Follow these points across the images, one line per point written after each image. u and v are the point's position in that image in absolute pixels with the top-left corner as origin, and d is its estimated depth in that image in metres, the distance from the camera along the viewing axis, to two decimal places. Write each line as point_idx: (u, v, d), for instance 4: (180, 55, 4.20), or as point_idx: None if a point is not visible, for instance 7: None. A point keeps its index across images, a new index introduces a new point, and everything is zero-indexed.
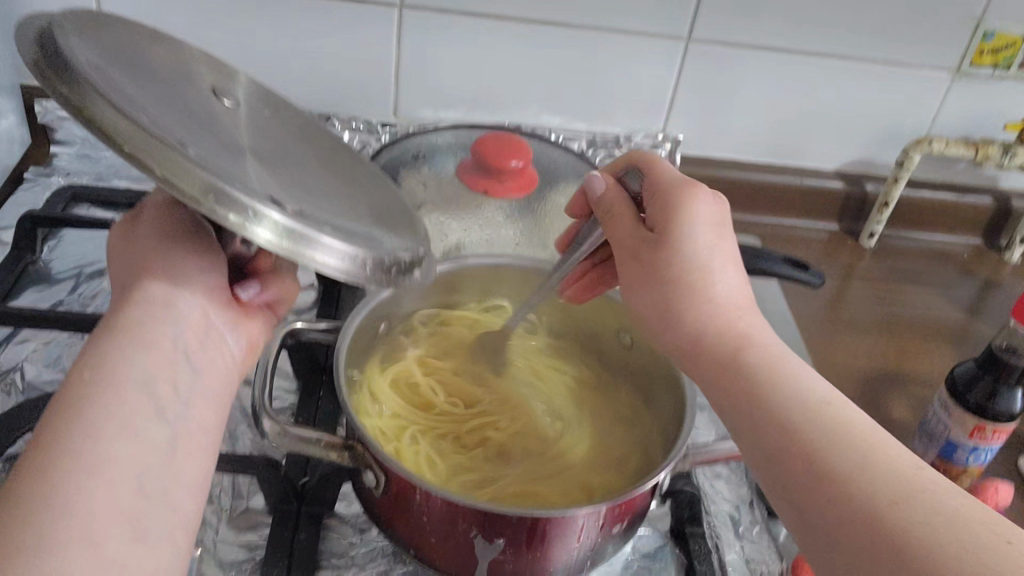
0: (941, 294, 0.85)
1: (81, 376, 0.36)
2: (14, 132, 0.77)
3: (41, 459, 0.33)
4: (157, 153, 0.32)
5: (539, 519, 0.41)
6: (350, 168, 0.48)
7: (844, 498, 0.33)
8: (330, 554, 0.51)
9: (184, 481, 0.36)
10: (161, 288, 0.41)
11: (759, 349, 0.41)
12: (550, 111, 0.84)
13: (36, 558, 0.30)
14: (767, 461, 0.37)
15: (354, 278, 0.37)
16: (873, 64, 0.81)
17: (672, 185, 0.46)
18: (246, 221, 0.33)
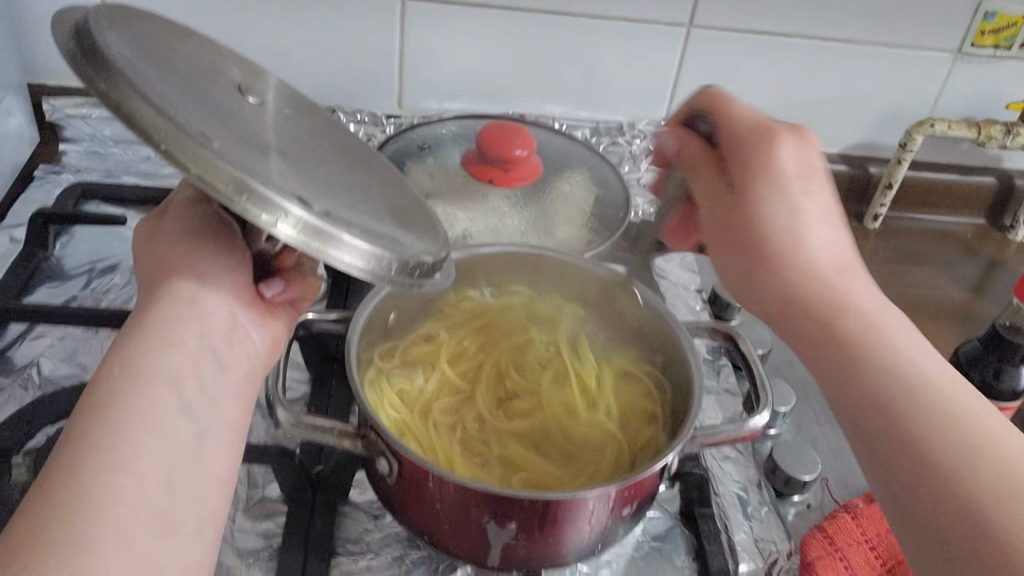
0: (945, 274, 0.85)
1: (111, 373, 0.37)
2: (23, 130, 0.77)
3: (72, 456, 0.33)
4: (189, 153, 0.34)
5: (550, 502, 0.42)
6: (371, 163, 0.49)
7: (919, 453, 0.38)
8: (345, 540, 0.52)
9: (211, 477, 0.37)
10: (190, 285, 0.41)
11: (845, 299, 0.44)
12: (553, 99, 0.84)
13: (69, 555, 0.31)
14: (863, 430, 0.40)
15: (376, 277, 0.38)
16: (874, 47, 0.81)
17: (756, 138, 0.49)
18: (274, 219, 0.34)
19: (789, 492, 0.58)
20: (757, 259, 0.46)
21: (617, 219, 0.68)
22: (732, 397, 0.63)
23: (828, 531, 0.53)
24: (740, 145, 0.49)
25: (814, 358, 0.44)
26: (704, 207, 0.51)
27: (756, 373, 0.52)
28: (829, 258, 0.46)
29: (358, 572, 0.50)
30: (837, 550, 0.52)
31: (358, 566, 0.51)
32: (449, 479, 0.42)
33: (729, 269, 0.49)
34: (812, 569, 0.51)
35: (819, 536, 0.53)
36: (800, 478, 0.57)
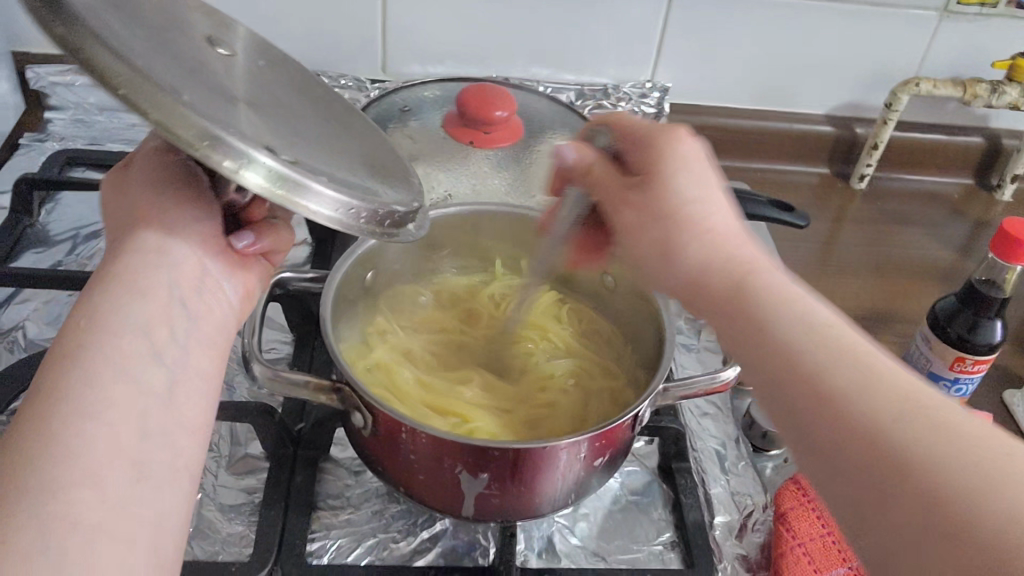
0: (931, 234, 0.85)
1: (78, 324, 0.36)
2: (7, 99, 0.78)
3: (41, 404, 0.33)
4: (150, 97, 0.33)
5: (521, 451, 0.43)
6: (346, 119, 0.49)
7: (888, 460, 0.31)
8: (326, 495, 0.53)
9: (186, 423, 0.37)
10: (155, 236, 0.40)
11: (762, 284, 0.38)
12: (538, 62, 0.84)
13: (45, 497, 0.30)
14: (824, 457, 0.33)
15: (344, 225, 0.38)
16: (859, 5, 0.81)
17: (649, 132, 0.43)
18: (241, 168, 0.34)
19: (767, 447, 0.59)
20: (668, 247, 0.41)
21: None
22: (712, 354, 0.64)
23: (802, 483, 0.54)
24: (641, 142, 0.44)
25: (750, 365, 0.37)
26: (615, 206, 0.44)
27: None
28: (729, 236, 0.40)
29: (339, 526, 0.51)
30: (811, 499, 0.53)
31: (339, 520, 0.52)
32: (423, 432, 0.43)
33: (633, 254, 0.44)
34: (786, 521, 0.52)
35: (793, 488, 0.54)
36: (777, 434, 0.59)
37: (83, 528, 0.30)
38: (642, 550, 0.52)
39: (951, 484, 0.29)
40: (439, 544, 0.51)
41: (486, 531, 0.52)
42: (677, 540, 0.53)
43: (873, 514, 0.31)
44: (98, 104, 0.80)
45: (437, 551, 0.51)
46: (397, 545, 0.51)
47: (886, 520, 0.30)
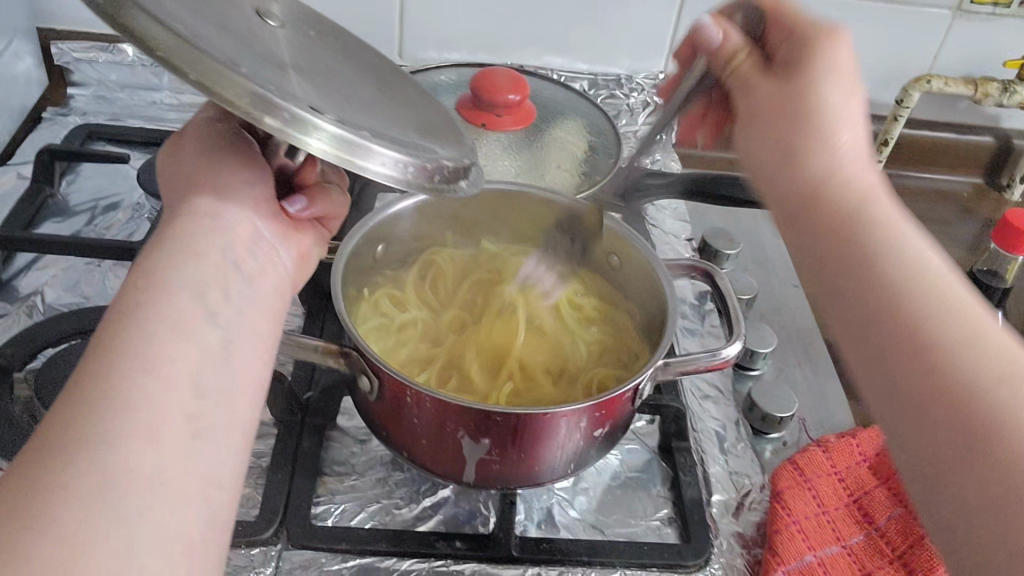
0: (940, 231, 0.86)
1: (133, 282, 0.33)
2: (32, 73, 0.79)
3: (97, 358, 0.30)
4: (208, 71, 0.33)
5: (523, 418, 0.44)
6: (395, 86, 0.50)
7: (929, 366, 0.34)
8: (332, 462, 0.55)
9: (242, 386, 0.34)
10: (208, 200, 0.39)
11: (854, 196, 0.40)
12: (552, 51, 0.85)
13: (99, 450, 0.28)
14: (891, 381, 0.36)
15: (407, 186, 0.39)
16: (876, 2, 0.81)
17: (806, 33, 0.45)
18: (304, 135, 0.35)
19: (765, 430, 0.60)
20: (790, 144, 0.43)
21: (608, 163, 0.69)
22: (715, 339, 0.65)
23: (798, 463, 0.54)
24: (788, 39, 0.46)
25: (825, 271, 0.40)
26: (745, 88, 0.47)
27: (731, 308, 0.53)
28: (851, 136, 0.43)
29: (343, 491, 0.53)
30: (806, 480, 0.54)
31: (344, 485, 0.53)
32: (426, 396, 0.44)
33: (748, 155, 0.46)
34: (782, 498, 0.52)
35: (790, 469, 0.54)
36: (777, 417, 0.59)
37: (142, 484, 0.28)
38: (640, 524, 0.53)
39: (978, 395, 0.33)
40: (441, 512, 0.52)
41: (487, 501, 0.54)
42: (674, 516, 0.54)
43: (906, 403, 0.35)
44: (120, 82, 0.82)
45: (438, 519, 0.52)
46: (399, 511, 0.52)
47: (917, 415, 0.34)
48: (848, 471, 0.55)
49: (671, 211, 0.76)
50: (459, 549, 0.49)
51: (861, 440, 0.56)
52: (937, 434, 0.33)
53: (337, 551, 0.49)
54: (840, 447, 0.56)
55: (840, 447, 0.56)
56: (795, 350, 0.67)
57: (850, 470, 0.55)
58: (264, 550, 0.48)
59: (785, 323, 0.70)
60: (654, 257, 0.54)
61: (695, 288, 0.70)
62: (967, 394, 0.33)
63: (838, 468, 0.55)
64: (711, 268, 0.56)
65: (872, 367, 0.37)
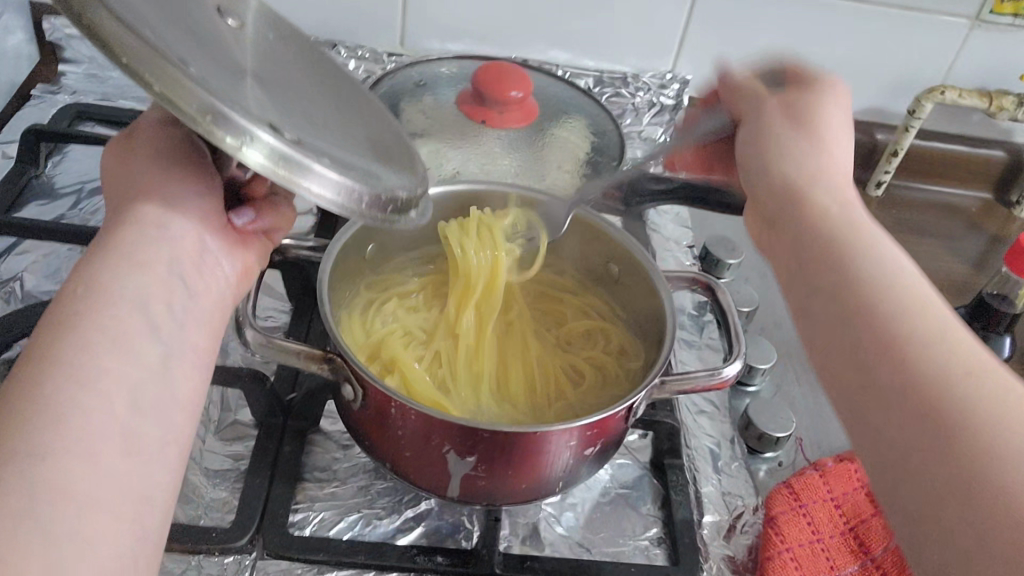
0: (947, 247, 0.84)
1: (73, 295, 0.34)
2: (22, 49, 0.77)
3: (34, 372, 0.31)
4: (155, 70, 0.32)
5: (512, 435, 0.42)
6: (358, 106, 0.48)
7: (891, 360, 0.35)
8: (313, 467, 0.53)
9: (181, 401, 0.35)
10: (155, 210, 0.39)
11: (831, 219, 0.42)
12: (558, 46, 0.83)
13: (29, 467, 0.28)
14: (888, 427, 0.33)
15: (345, 210, 0.37)
16: (890, 8, 0.79)
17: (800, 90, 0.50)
18: (246, 147, 0.33)
19: (761, 449, 0.58)
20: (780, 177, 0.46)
21: (610, 165, 0.67)
22: (713, 351, 0.63)
23: (794, 487, 0.53)
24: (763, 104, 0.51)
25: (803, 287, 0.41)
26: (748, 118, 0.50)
27: (731, 325, 0.51)
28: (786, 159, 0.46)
29: (323, 498, 0.51)
30: (801, 504, 0.52)
31: (323, 492, 0.51)
32: (411, 408, 0.43)
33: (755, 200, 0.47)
34: (776, 523, 0.51)
35: (785, 493, 0.53)
36: (774, 437, 0.57)
37: (71, 500, 0.29)
38: (628, 544, 0.51)
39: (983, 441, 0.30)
40: (423, 524, 0.51)
41: (471, 514, 0.52)
42: (664, 536, 0.52)
43: (870, 399, 0.35)
44: (113, 61, 0.80)
45: (420, 531, 0.50)
46: (380, 522, 0.50)
47: (882, 412, 0.34)
48: (845, 498, 0.53)
49: (673, 216, 0.75)
50: (441, 565, 0.48)
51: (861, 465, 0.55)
52: (897, 428, 0.33)
53: (313, 563, 0.47)
54: (838, 472, 0.54)
55: (838, 473, 0.54)
56: (797, 368, 0.66)
57: (848, 497, 0.53)
58: (237, 559, 0.46)
59: (784, 337, 0.68)
60: (659, 273, 0.52)
61: (695, 298, 0.68)
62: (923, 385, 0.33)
63: (836, 494, 0.53)
64: (713, 283, 0.54)
65: (854, 412, 0.35)
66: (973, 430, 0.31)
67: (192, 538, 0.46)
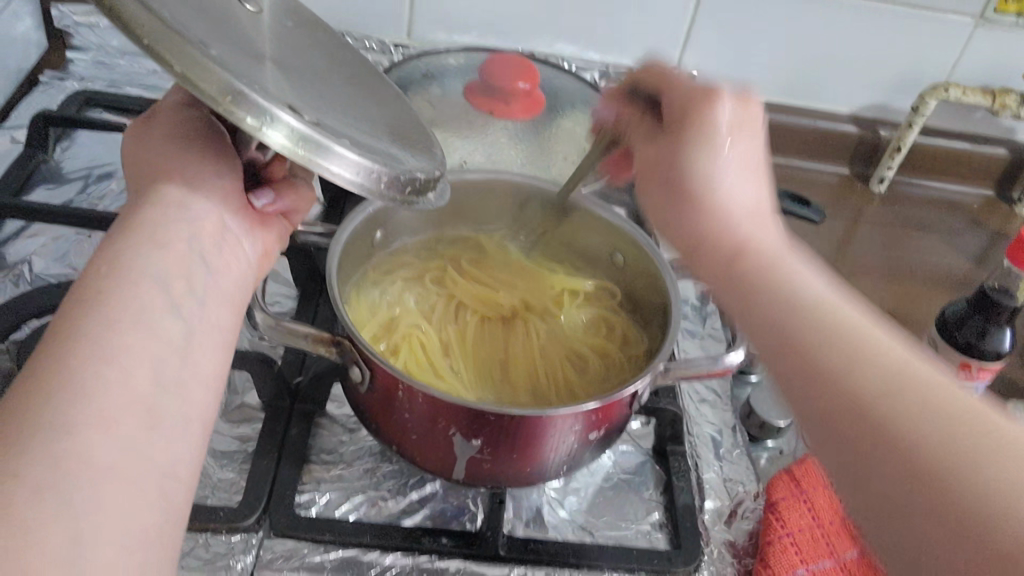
0: (949, 243, 0.84)
1: (96, 271, 0.35)
2: (30, 35, 0.77)
3: (57, 347, 0.32)
4: (175, 51, 0.33)
5: (519, 418, 0.42)
6: (373, 89, 0.48)
7: (839, 368, 0.34)
8: (320, 450, 0.53)
9: (202, 378, 0.36)
10: (175, 191, 0.40)
11: (750, 242, 0.40)
12: (565, 39, 0.84)
13: (53, 437, 0.29)
14: (880, 502, 0.31)
15: (368, 192, 0.38)
16: (895, 6, 0.80)
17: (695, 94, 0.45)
18: (268, 127, 0.34)
19: (762, 437, 0.59)
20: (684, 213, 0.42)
21: None
22: (716, 341, 0.63)
23: (795, 474, 0.54)
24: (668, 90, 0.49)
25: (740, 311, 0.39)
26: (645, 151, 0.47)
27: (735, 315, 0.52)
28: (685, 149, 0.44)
29: (329, 480, 0.51)
30: (803, 491, 0.53)
31: (330, 474, 0.52)
32: (419, 389, 0.43)
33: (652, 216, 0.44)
34: (777, 509, 0.51)
35: (787, 479, 0.53)
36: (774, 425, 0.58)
37: (97, 472, 0.29)
38: (630, 528, 0.52)
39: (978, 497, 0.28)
40: (427, 506, 0.51)
41: (476, 497, 0.52)
42: (665, 521, 0.53)
43: (822, 404, 0.34)
44: (121, 48, 0.80)
45: (425, 513, 0.51)
46: (386, 504, 0.51)
47: (836, 418, 0.33)
48: None
49: None
50: (446, 545, 0.48)
51: None
52: (855, 432, 0.32)
53: (319, 542, 0.48)
54: None
55: None
56: None
57: None
58: (245, 538, 0.47)
59: None
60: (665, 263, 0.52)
61: (698, 288, 0.68)
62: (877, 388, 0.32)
63: None
64: None
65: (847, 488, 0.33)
66: (968, 484, 0.28)
67: (201, 516, 0.47)
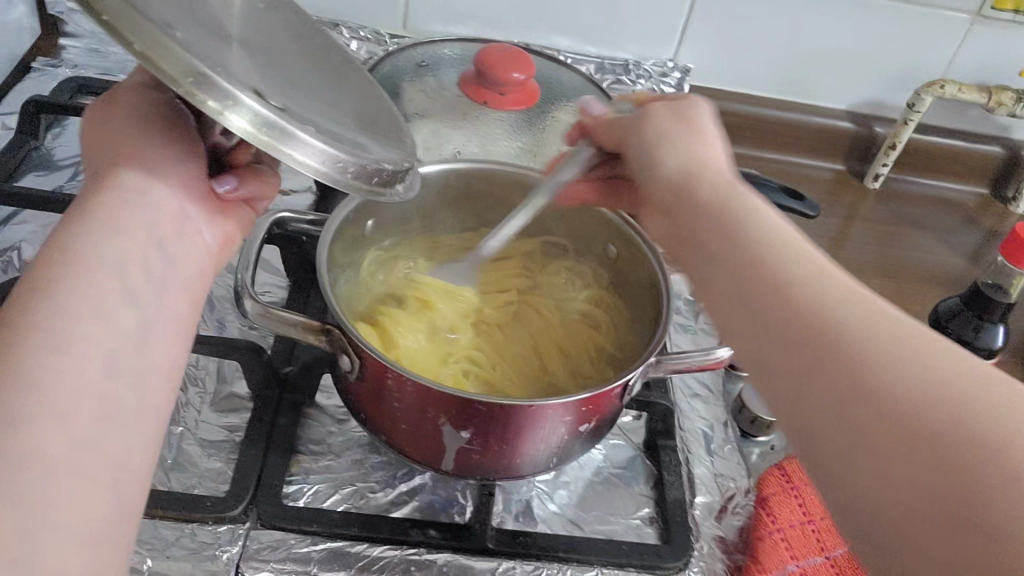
0: (940, 239, 0.84)
1: (50, 258, 0.34)
2: (23, 22, 0.76)
3: (7, 337, 0.31)
4: (134, 27, 0.32)
5: (506, 409, 0.42)
6: (344, 77, 0.48)
7: (807, 309, 0.33)
8: (309, 440, 0.53)
9: (156, 369, 0.35)
10: (136, 176, 0.39)
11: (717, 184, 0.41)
12: (560, 31, 0.83)
13: (3, 432, 0.28)
14: (823, 403, 0.31)
15: (330, 180, 0.37)
16: (891, 2, 0.79)
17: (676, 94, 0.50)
18: (231, 112, 0.33)
19: (753, 432, 0.59)
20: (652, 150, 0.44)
21: None
22: (709, 337, 0.63)
23: (786, 470, 0.54)
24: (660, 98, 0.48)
25: (733, 319, 0.36)
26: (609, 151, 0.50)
27: None
28: (705, 149, 0.44)
29: (317, 471, 0.51)
30: (795, 488, 0.53)
31: (318, 465, 0.51)
32: (409, 379, 0.43)
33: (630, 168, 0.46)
34: (767, 504, 0.52)
35: (778, 475, 0.53)
36: (766, 420, 0.58)
37: (48, 466, 0.29)
38: (620, 523, 0.52)
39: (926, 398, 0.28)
40: (416, 498, 0.51)
41: (465, 490, 0.52)
42: (655, 516, 0.52)
43: (785, 345, 0.33)
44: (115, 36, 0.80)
45: (414, 505, 0.51)
46: (374, 495, 0.51)
47: (802, 376, 0.32)
48: None
49: None
50: (434, 538, 0.48)
51: None
52: (849, 435, 0.30)
53: (306, 534, 0.47)
54: None
55: None
56: None
57: None
58: (232, 528, 0.47)
59: None
60: (655, 255, 0.52)
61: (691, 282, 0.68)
62: (877, 378, 0.30)
63: None
64: None
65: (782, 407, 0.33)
66: (913, 390, 0.29)
67: (186, 506, 0.46)
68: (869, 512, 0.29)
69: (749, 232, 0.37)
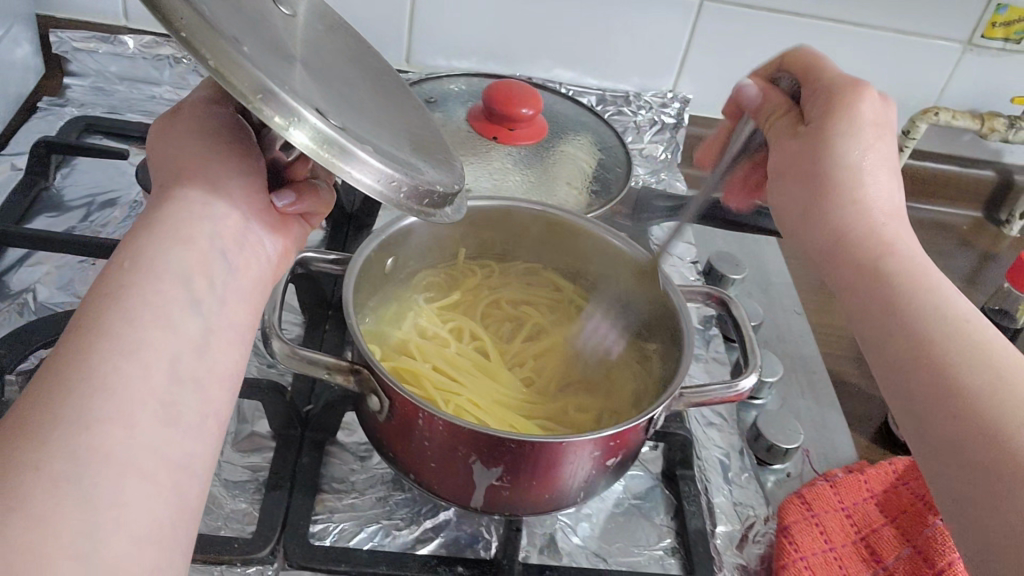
0: (937, 262, 0.86)
1: (120, 266, 0.35)
2: (28, 62, 0.76)
3: (81, 343, 0.32)
4: (205, 41, 0.32)
5: (536, 445, 0.43)
6: (391, 95, 0.49)
7: (952, 381, 0.38)
8: (331, 478, 0.53)
9: (218, 375, 0.36)
10: (198, 190, 0.40)
11: (865, 229, 0.44)
12: (561, 65, 0.85)
13: (72, 435, 0.29)
14: (950, 467, 0.37)
15: (388, 200, 0.38)
16: (889, 31, 0.81)
17: (837, 86, 0.47)
18: (292, 127, 0.34)
19: (770, 461, 0.59)
20: (821, 202, 0.46)
21: (618, 181, 0.68)
22: (720, 365, 0.64)
23: (806, 498, 0.54)
24: (829, 90, 0.47)
25: (899, 394, 0.40)
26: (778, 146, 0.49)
27: (746, 337, 0.52)
28: (878, 221, 0.45)
29: (342, 509, 0.51)
30: (814, 515, 0.53)
31: (343, 504, 0.52)
32: (441, 419, 0.43)
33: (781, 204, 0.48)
34: (789, 533, 0.52)
35: (797, 503, 0.54)
36: (783, 448, 0.58)
37: (114, 466, 0.29)
38: (643, 554, 0.52)
39: None
40: (441, 535, 0.51)
41: (489, 525, 0.52)
42: (678, 546, 0.53)
43: (926, 412, 0.39)
44: (119, 74, 0.80)
45: (439, 541, 0.51)
46: (399, 533, 0.51)
47: (932, 422, 0.38)
48: (855, 509, 0.55)
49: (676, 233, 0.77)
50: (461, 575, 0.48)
51: (869, 476, 0.56)
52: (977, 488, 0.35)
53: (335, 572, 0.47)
54: (848, 484, 0.56)
55: (848, 484, 0.56)
56: (801, 381, 0.67)
57: (858, 508, 0.55)
58: (260, 569, 0.47)
59: (790, 351, 0.70)
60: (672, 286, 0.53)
61: (701, 312, 0.69)
62: (988, 420, 0.36)
63: (846, 505, 0.55)
64: (726, 296, 0.55)
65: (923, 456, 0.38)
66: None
67: (215, 548, 0.46)
68: (962, 480, 0.36)
69: (913, 299, 0.41)
